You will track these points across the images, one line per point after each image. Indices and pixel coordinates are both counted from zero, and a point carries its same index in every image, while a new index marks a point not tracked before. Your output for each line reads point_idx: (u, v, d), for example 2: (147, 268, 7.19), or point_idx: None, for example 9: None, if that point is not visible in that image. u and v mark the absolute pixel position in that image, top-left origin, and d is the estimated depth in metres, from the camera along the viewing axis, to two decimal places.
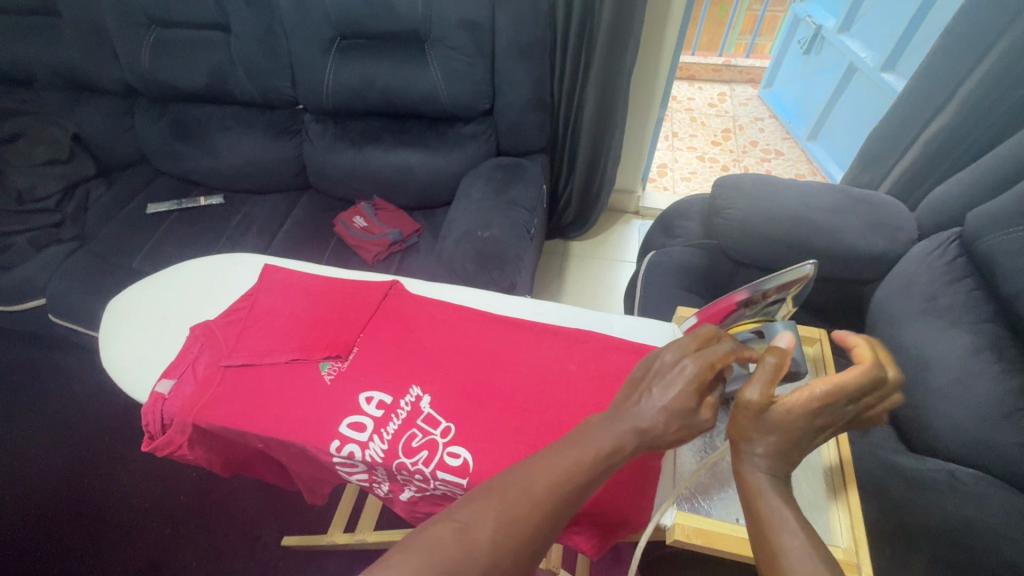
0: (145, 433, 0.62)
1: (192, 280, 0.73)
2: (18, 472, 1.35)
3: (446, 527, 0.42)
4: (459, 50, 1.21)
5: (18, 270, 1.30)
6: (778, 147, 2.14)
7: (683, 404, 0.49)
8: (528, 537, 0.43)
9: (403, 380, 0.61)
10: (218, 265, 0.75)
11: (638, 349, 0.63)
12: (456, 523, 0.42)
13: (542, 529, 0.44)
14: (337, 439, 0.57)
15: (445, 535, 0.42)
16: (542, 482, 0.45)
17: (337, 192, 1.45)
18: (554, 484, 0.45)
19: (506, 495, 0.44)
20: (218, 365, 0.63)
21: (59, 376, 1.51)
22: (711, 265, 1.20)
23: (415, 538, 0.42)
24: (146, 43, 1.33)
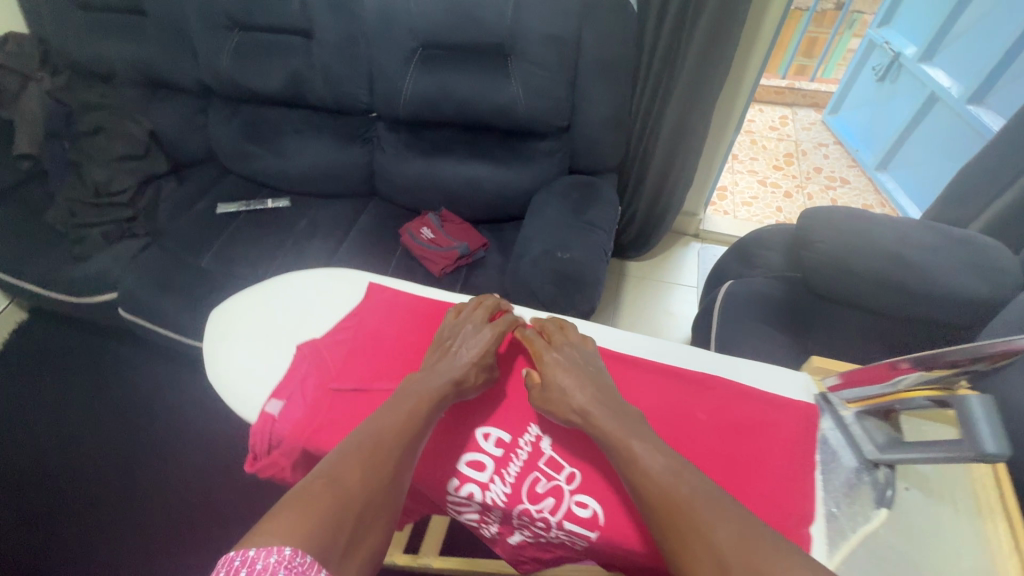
0: (249, 453, 0.59)
1: (295, 295, 0.72)
2: (75, 462, 1.36)
3: (320, 488, 0.49)
4: (542, 66, 1.18)
5: (93, 264, 1.32)
6: (843, 175, 2.07)
7: (484, 355, 0.63)
8: (386, 479, 0.52)
9: (521, 420, 0.63)
10: (320, 281, 0.74)
11: (766, 398, 0.60)
12: (322, 482, 0.49)
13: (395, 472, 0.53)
14: (456, 477, 0.58)
15: (317, 492, 0.49)
16: (383, 432, 0.55)
17: (404, 201, 1.44)
18: (400, 432, 0.56)
19: (360, 449, 0.53)
20: (326, 388, 0.61)
21: (119, 367, 1.53)
22: (794, 299, 1.16)
23: (289, 502, 0.47)
24: (227, 45, 1.34)
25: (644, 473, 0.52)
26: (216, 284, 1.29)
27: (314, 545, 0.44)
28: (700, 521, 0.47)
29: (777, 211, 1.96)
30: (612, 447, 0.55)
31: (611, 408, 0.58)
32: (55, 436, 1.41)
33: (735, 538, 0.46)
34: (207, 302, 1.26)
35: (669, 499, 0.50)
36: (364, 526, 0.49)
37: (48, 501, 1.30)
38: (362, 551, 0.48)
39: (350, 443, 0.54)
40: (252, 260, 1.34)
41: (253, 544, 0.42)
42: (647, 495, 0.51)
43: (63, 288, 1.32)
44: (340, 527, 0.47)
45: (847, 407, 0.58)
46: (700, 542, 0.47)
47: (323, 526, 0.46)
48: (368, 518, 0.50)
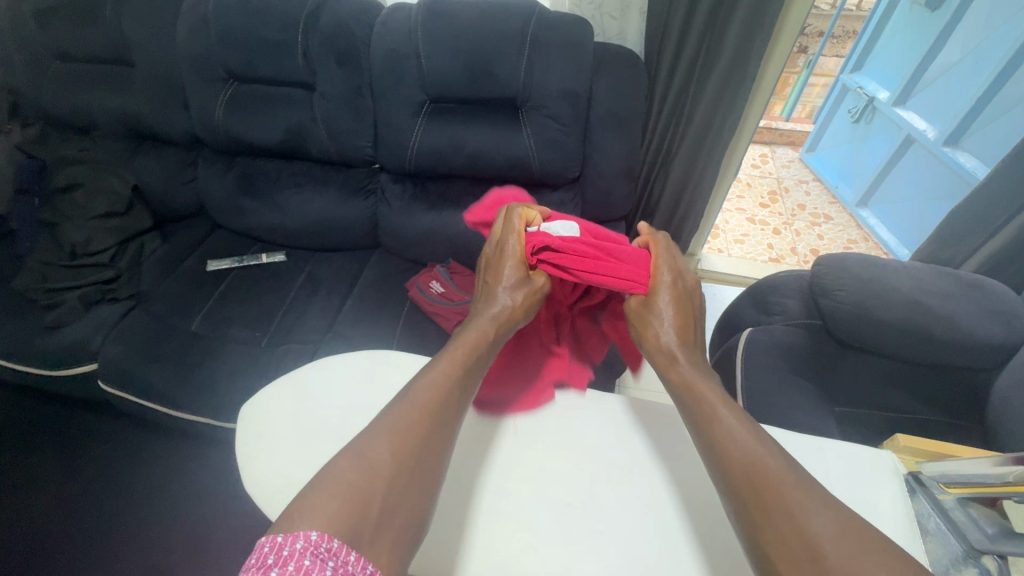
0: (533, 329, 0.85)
1: (338, 384, 0.68)
2: (44, 553, 1.22)
3: (348, 465, 0.47)
4: (557, 119, 1.17)
5: (69, 332, 1.22)
6: (826, 212, 2.15)
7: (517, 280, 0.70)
8: (408, 459, 0.50)
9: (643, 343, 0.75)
10: (361, 366, 0.70)
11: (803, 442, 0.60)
12: (351, 461, 0.48)
13: (428, 436, 0.52)
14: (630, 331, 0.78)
15: (348, 470, 0.47)
16: (426, 400, 0.54)
17: (410, 254, 1.39)
18: (436, 393, 0.55)
19: (394, 424, 0.52)
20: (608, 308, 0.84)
21: (94, 440, 1.40)
22: (815, 346, 1.16)
23: (325, 478, 0.46)
24: (222, 96, 1.29)
25: (726, 434, 0.51)
26: (210, 350, 1.20)
27: (339, 529, 0.43)
28: (791, 490, 0.46)
29: (769, 248, 2.00)
30: (696, 410, 0.55)
31: (699, 366, 0.61)
32: (21, 524, 1.27)
33: (833, 524, 0.44)
34: (202, 371, 1.16)
35: (757, 471, 0.48)
36: (391, 506, 0.46)
37: None
38: (388, 534, 0.45)
39: (386, 421, 0.52)
40: (249, 321, 1.26)
41: (282, 530, 0.41)
42: (732, 464, 0.49)
43: (33, 360, 1.20)
44: (369, 500, 0.45)
45: (944, 492, 0.56)
46: (788, 525, 0.44)
47: (351, 510, 0.44)
48: (399, 496, 0.47)
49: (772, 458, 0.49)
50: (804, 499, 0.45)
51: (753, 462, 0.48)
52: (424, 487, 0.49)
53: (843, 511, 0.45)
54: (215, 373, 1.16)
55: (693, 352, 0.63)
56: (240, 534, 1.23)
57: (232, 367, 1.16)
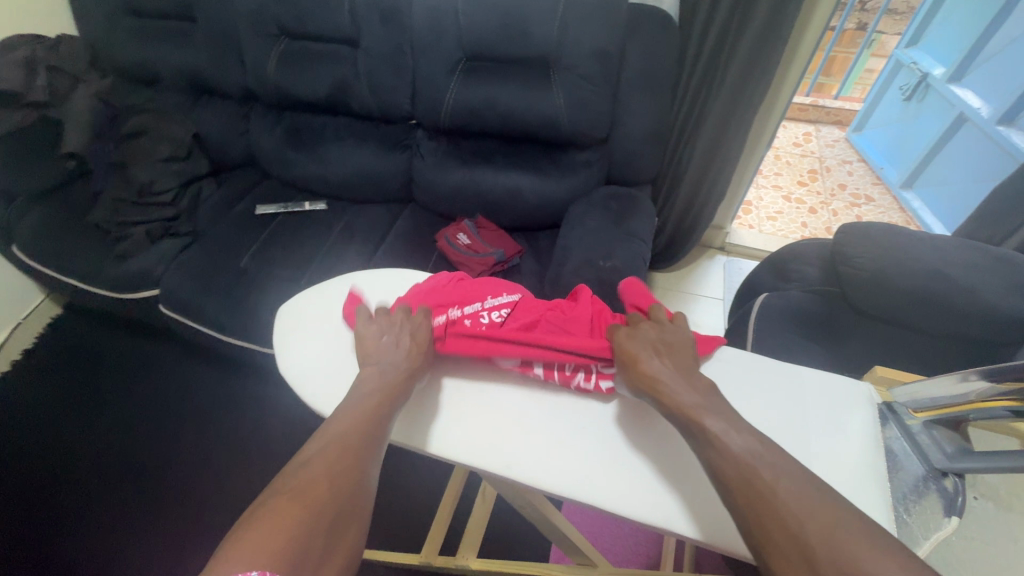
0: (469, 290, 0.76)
1: (359, 293, 0.77)
2: (110, 455, 1.39)
3: (283, 501, 0.48)
4: (587, 79, 1.21)
5: (135, 261, 1.36)
6: (868, 193, 2.08)
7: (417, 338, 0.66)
8: (343, 486, 0.51)
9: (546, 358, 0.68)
10: (381, 282, 0.80)
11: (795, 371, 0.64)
12: (286, 497, 0.49)
13: (358, 464, 0.53)
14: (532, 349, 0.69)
15: (280, 507, 0.48)
16: (345, 435, 0.55)
17: (441, 208, 1.47)
18: (362, 426, 0.56)
19: (326, 455, 0.53)
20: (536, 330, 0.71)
21: (156, 362, 1.56)
22: (830, 313, 1.17)
23: (258, 517, 0.47)
24: (275, 52, 1.38)
25: (711, 442, 0.51)
26: (255, 286, 1.31)
27: (279, 564, 0.43)
28: (778, 491, 0.46)
29: (802, 226, 1.96)
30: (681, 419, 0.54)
31: (685, 381, 0.57)
32: (91, 428, 1.44)
33: (813, 515, 0.45)
34: (247, 303, 1.28)
35: (740, 471, 0.48)
36: (334, 533, 0.48)
37: (82, 493, 1.33)
38: (334, 556, 0.47)
39: (314, 455, 0.53)
40: (291, 262, 1.37)
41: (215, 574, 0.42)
42: (720, 463, 0.50)
43: (105, 284, 1.36)
44: (309, 534, 0.47)
45: (912, 416, 0.59)
46: (775, 521, 0.45)
47: (287, 536, 0.45)
48: (340, 523, 0.49)
49: (760, 463, 0.49)
50: (789, 494, 0.46)
51: (734, 463, 0.49)
52: (359, 510, 0.51)
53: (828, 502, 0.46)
54: (258, 305, 1.27)
55: (680, 368, 0.59)
56: (277, 452, 1.37)
57: (273, 300, 1.28)
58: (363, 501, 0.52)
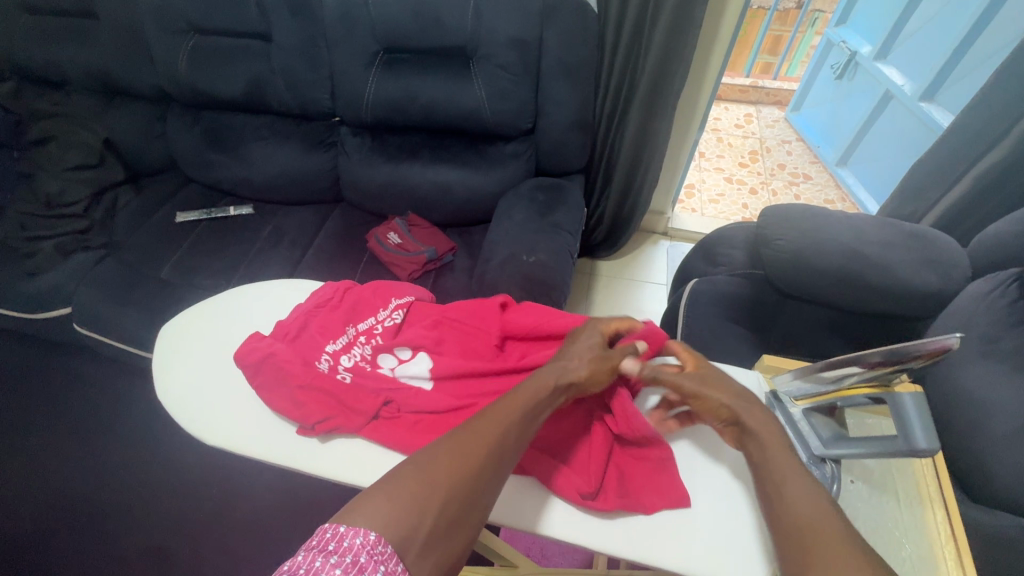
0: (367, 298, 0.80)
1: (240, 308, 0.78)
2: (32, 482, 1.32)
3: (410, 472, 0.51)
4: (505, 68, 1.19)
5: (44, 278, 1.28)
6: (806, 171, 2.12)
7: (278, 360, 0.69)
8: (470, 471, 0.52)
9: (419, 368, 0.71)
10: (264, 293, 0.80)
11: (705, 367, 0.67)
12: (414, 469, 0.51)
13: (493, 454, 0.54)
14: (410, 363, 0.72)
15: (405, 477, 0.50)
16: (497, 426, 0.56)
17: (372, 207, 1.43)
18: (512, 417, 0.57)
19: (460, 437, 0.55)
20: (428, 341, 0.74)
21: (80, 381, 1.49)
22: (755, 294, 1.18)
23: (389, 479, 0.50)
24: (183, 49, 1.31)
25: (788, 495, 0.52)
26: (176, 296, 1.26)
27: (393, 533, 0.46)
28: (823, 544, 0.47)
29: (743, 208, 1.99)
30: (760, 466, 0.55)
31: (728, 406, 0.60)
32: (11, 455, 1.37)
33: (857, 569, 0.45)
34: (166, 315, 1.22)
35: (812, 528, 0.49)
36: (446, 522, 0.49)
37: (3, 525, 1.26)
38: (436, 549, 0.47)
39: (450, 436, 0.55)
40: (215, 270, 1.32)
41: (344, 522, 0.46)
42: (792, 514, 0.50)
43: (12, 303, 1.28)
44: (423, 512, 0.48)
45: (795, 403, 0.63)
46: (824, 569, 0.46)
47: (411, 509, 0.48)
48: (451, 513, 0.49)
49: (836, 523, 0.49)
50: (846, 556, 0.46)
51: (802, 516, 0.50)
52: (476, 500, 0.51)
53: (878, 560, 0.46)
54: None
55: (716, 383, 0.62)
56: (210, 468, 1.33)
57: None
58: (486, 492, 0.52)
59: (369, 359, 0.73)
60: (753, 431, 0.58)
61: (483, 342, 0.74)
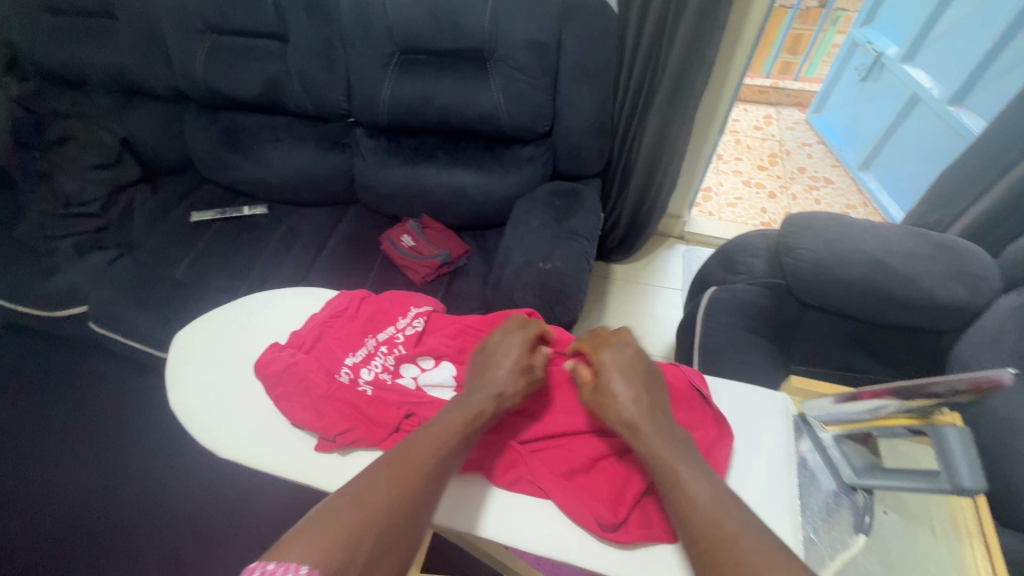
0: (387, 305, 0.79)
1: (255, 316, 0.78)
2: (48, 479, 1.33)
3: (341, 502, 0.50)
4: (523, 71, 1.17)
5: (61, 277, 1.29)
6: (827, 175, 2.07)
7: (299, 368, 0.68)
8: (403, 499, 0.51)
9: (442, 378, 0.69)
10: (280, 301, 0.80)
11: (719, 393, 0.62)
12: (345, 499, 0.50)
13: (423, 484, 0.53)
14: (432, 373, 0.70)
15: (340, 509, 0.49)
16: (430, 451, 0.55)
17: (385, 209, 1.42)
18: (444, 443, 0.57)
19: (393, 465, 0.54)
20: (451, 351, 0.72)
21: (96, 378, 1.50)
22: (776, 305, 1.16)
23: (322, 512, 0.49)
24: (200, 49, 1.31)
25: (689, 498, 0.49)
26: (190, 297, 1.26)
27: (323, 566, 0.44)
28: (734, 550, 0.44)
29: (762, 212, 1.95)
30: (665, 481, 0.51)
31: (658, 424, 0.55)
32: (29, 450, 1.38)
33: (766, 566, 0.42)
34: (181, 316, 1.23)
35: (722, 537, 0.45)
36: (378, 556, 0.47)
37: (19, 520, 1.27)
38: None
39: (385, 462, 0.54)
40: (229, 271, 1.32)
41: (273, 558, 0.44)
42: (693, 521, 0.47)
43: (29, 301, 1.29)
44: (358, 543, 0.47)
45: (824, 429, 0.61)
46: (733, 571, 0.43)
47: (343, 548, 0.46)
48: (384, 543, 0.48)
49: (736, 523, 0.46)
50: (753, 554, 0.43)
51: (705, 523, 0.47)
52: (410, 531, 0.50)
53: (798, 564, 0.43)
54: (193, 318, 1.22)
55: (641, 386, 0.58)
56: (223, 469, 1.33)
57: None
58: (419, 522, 0.51)
59: (388, 369, 0.71)
60: (646, 437, 0.54)
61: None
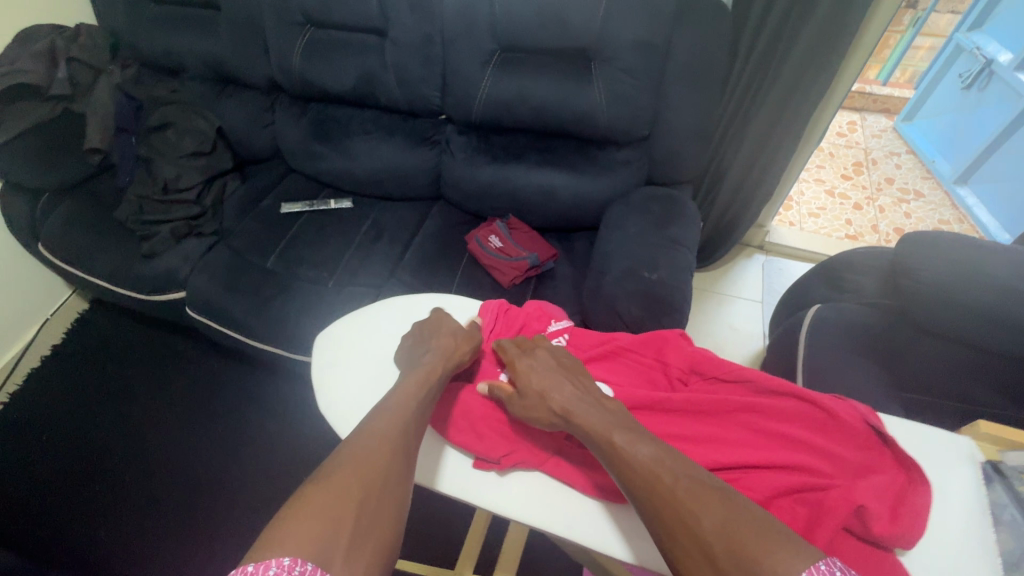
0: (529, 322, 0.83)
1: (391, 323, 0.83)
2: (140, 454, 1.39)
3: (314, 494, 0.53)
4: (629, 72, 1.12)
5: (161, 261, 1.34)
6: (917, 187, 1.96)
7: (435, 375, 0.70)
8: (373, 479, 0.56)
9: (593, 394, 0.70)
10: (413, 308, 0.85)
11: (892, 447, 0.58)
12: (317, 488, 0.54)
13: (388, 462, 0.58)
14: None
15: (318, 499, 0.53)
16: (385, 434, 0.61)
17: (470, 207, 1.41)
18: (396, 423, 0.63)
19: (356, 451, 0.59)
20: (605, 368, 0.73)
21: (182, 359, 1.56)
22: (888, 328, 1.09)
23: (297, 507, 0.52)
24: (298, 42, 1.32)
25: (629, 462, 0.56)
26: (281, 287, 1.28)
27: (312, 553, 0.48)
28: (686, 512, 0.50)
29: (847, 223, 1.86)
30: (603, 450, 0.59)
31: (587, 404, 0.64)
32: (121, 424, 1.45)
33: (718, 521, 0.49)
34: (273, 306, 1.25)
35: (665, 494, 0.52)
36: (361, 528, 0.52)
37: (114, 492, 1.33)
38: (365, 548, 0.51)
39: (349, 450, 0.59)
40: (318, 263, 1.33)
41: (253, 560, 0.46)
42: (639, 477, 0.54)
43: (131, 282, 1.34)
44: (339, 524, 0.51)
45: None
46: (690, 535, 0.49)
47: (324, 525, 0.50)
48: (364, 519, 0.53)
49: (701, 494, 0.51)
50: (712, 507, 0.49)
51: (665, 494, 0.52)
52: (388, 502, 0.56)
53: (731, 503, 0.50)
54: (285, 309, 1.24)
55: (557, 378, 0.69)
56: (304, 456, 1.36)
57: (300, 305, 1.24)
58: (393, 494, 0.57)
59: None
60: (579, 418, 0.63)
61: (655, 374, 0.71)
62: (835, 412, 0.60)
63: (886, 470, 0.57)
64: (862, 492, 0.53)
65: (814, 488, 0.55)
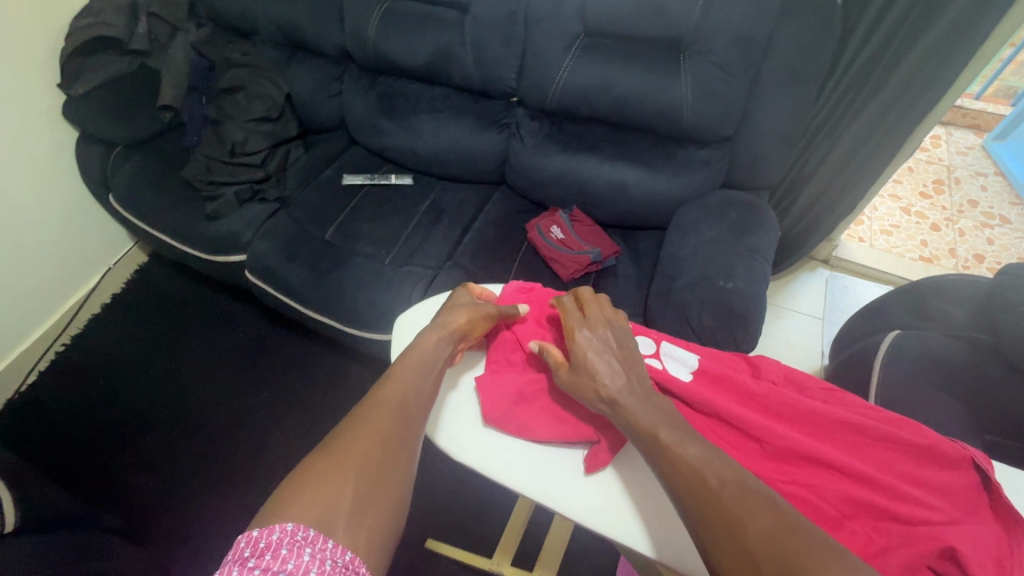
0: None
1: None
2: (190, 409, 1.43)
3: (317, 458, 0.54)
4: (723, 68, 1.06)
5: (223, 224, 1.35)
6: (1003, 213, 1.83)
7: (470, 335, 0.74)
8: (379, 444, 0.57)
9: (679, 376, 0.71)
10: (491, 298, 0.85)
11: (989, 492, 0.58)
12: (322, 453, 0.54)
13: (392, 424, 0.59)
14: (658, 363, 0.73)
15: (321, 465, 0.53)
16: (392, 397, 0.62)
17: (534, 195, 1.37)
18: (411, 387, 0.63)
19: (366, 415, 0.59)
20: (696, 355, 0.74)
21: (233, 321, 1.58)
22: (976, 363, 1.02)
23: (300, 473, 0.52)
24: (377, 12, 1.30)
25: (682, 461, 0.54)
26: (338, 259, 1.28)
27: (314, 517, 0.48)
28: (733, 515, 0.48)
29: (922, 244, 1.75)
30: (645, 443, 0.58)
31: (639, 397, 0.62)
32: (172, 378, 1.48)
33: (773, 525, 0.47)
34: (331, 278, 1.25)
35: (708, 498, 0.50)
36: (365, 492, 0.52)
37: (163, 443, 1.38)
38: (373, 507, 0.52)
39: (358, 414, 0.59)
40: (377, 239, 1.33)
41: (256, 526, 0.47)
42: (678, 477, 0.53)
43: (195, 242, 1.36)
44: (344, 487, 0.52)
45: None
46: (735, 539, 0.47)
47: (328, 492, 0.51)
48: (369, 483, 0.53)
49: (738, 497, 0.50)
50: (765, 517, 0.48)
51: (706, 496, 0.50)
52: (392, 464, 0.56)
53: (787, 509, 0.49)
54: (342, 282, 1.23)
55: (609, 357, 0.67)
56: None
57: (357, 279, 1.23)
58: (399, 459, 0.57)
59: None
60: (628, 410, 0.61)
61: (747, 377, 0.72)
62: (937, 448, 0.60)
63: (982, 520, 0.56)
64: (957, 535, 0.53)
65: (901, 519, 0.56)
